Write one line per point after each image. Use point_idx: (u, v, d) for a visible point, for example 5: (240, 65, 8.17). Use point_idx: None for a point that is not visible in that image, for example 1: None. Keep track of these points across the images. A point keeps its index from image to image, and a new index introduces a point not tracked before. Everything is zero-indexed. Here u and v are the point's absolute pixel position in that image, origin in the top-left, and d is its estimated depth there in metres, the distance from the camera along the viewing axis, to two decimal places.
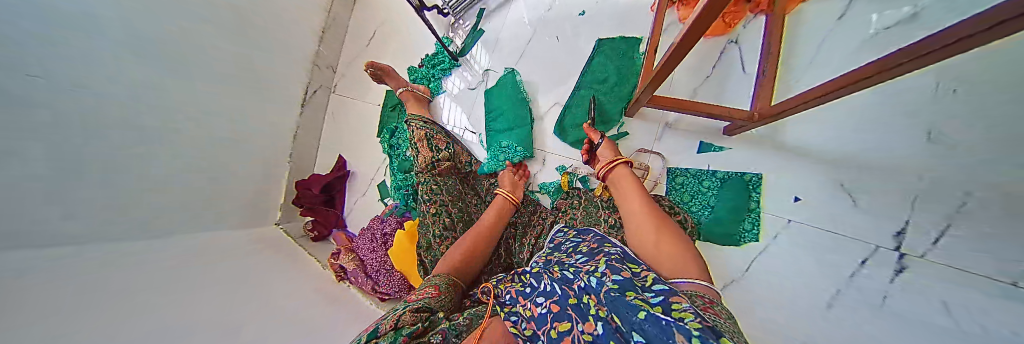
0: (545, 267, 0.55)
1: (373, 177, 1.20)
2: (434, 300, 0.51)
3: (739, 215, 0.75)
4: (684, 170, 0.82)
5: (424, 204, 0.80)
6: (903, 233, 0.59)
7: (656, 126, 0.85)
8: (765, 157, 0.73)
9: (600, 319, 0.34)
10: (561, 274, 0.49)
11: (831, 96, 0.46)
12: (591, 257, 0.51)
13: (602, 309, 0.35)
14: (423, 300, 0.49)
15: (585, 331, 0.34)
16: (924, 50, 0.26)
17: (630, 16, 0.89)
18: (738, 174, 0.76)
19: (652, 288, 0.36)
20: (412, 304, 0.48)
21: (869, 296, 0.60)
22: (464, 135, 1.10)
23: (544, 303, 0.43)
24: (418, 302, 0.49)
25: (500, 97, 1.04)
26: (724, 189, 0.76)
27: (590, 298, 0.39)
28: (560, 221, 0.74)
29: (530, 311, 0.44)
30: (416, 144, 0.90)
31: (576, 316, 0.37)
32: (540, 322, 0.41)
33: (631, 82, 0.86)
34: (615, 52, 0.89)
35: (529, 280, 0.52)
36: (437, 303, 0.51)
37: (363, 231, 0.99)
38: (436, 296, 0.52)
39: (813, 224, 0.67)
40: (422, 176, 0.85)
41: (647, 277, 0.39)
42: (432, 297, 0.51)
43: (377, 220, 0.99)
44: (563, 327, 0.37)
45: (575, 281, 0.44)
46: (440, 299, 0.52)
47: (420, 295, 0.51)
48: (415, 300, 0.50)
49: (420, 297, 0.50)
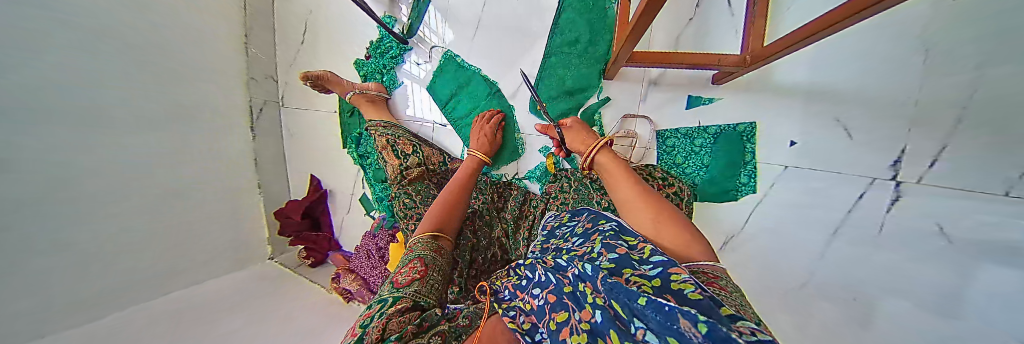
0: (539, 256, 0.54)
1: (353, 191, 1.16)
2: (423, 285, 0.47)
3: (733, 170, 0.72)
4: (674, 131, 0.78)
5: (405, 219, 0.76)
6: (899, 162, 0.47)
7: (639, 87, 0.79)
8: (761, 104, 0.67)
9: (597, 305, 0.31)
10: (556, 261, 0.46)
11: (841, 25, 0.40)
12: (586, 237, 0.48)
13: (598, 293, 0.31)
14: (412, 286, 0.45)
15: (584, 320, 0.31)
16: None
17: None
18: (731, 126, 0.71)
19: (651, 260, 0.34)
20: (398, 293, 0.43)
21: (865, 227, 0.50)
22: (434, 132, 0.99)
23: (541, 295, 0.41)
24: (406, 289, 0.44)
25: (464, 83, 0.94)
26: (718, 145, 0.73)
27: (584, 285, 0.35)
28: (550, 209, 0.69)
29: (528, 304, 0.42)
30: (386, 154, 0.84)
31: (572, 304, 0.34)
32: (540, 314, 0.38)
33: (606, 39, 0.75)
34: (583, 4, 0.76)
35: (525, 272, 0.51)
36: (425, 286, 0.47)
37: (359, 249, 0.99)
38: (424, 275, 0.48)
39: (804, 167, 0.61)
40: (397, 186, 0.80)
41: (644, 249, 0.37)
42: (419, 281, 0.47)
43: (369, 235, 0.99)
44: (560, 318, 0.34)
45: (570, 268, 0.41)
46: (428, 276, 0.49)
47: (405, 279, 0.47)
48: (403, 286, 0.45)
49: (405, 282, 0.46)
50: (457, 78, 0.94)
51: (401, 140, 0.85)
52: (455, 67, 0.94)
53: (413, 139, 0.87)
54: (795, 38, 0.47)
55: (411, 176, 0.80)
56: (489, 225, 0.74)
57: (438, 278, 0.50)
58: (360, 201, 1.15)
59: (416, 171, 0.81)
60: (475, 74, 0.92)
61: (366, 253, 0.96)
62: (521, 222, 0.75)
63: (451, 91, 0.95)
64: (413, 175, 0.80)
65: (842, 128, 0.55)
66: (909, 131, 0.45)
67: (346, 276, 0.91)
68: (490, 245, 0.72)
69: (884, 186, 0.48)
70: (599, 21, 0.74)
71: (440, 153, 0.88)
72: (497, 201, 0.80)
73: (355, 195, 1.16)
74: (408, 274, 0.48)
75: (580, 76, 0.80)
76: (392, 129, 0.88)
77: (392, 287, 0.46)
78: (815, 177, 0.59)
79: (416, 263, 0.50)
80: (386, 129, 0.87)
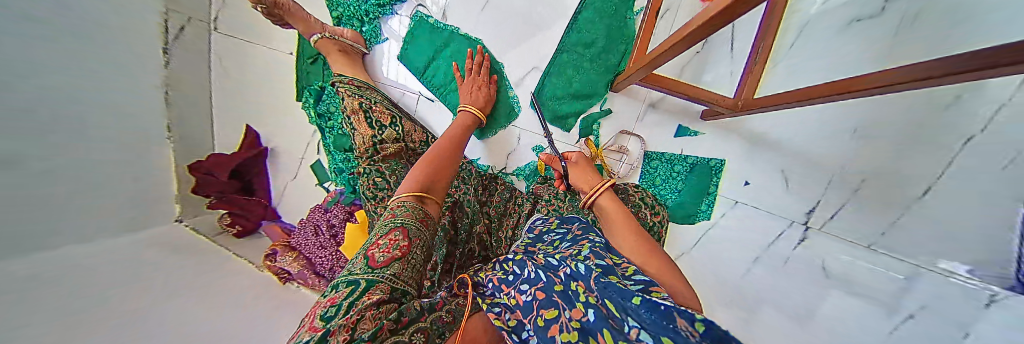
0: (526, 253, 0.52)
1: (303, 156, 0.96)
2: (403, 266, 0.40)
3: (699, 197, 0.81)
4: (660, 154, 0.84)
5: (373, 200, 0.66)
6: (813, 210, 0.66)
7: (640, 106, 0.81)
8: (734, 146, 0.79)
9: (589, 305, 0.33)
10: (547, 260, 0.46)
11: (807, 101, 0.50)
12: (575, 242, 0.50)
13: (591, 293, 0.34)
14: (392, 267, 0.38)
15: (574, 318, 0.32)
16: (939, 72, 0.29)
17: None
18: (706, 159, 0.81)
19: (634, 277, 0.36)
20: (374, 276, 0.35)
21: (774, 255, 0.69)
22: (417, 105, 0.88)
23: (528, 290, 0.40)
24: (384, 272, 0.37)
25: (459, 55, 0.83)
26: (692, 174, 0.82)
27: (577, 285, 0.37)
28: (538, 211, 0.68)
29: (514, 299, 0.40)
30: (356, 121, 0.71)
31: (564, 302, 0.35)
32: (527, 309, 0.37)
33: (620, 50, 0.75)
34: (606, 7, 0.74)
35: (512, 268, 0.47)
36: (406, 269, 0.40)
37: (303, 223, 0.83)
38: (405, 254, 0.41)
39: (749, 202, 0.77)
40: (367, 162, 0.69)
41: (628, 268, 0.40)
42: (400, 262, 0.40)
43: (319, 209, 0.85)
44: (550, 315, 0.34)
45: (562, 267, 0.42)
46: (410, 255, 0.42)
47: (382, 257, 0.39)
48: (380, 268, 0.37)
49: (383, 263, 0.38)
50: (450, 48, 0.83)
51: (377, 107, 0.73)
52: (453, 36, 0.82)
53: (392, 108, 0.75)
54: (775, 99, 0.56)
55: (386, 152, 0.70)
56: (470, 216, 0.69)
57: (420, 257, 0.44)
58: (311, 169, 0.97)
59: (393, 148, 0.71)
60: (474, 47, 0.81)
61: (315, 230, 0.81)
62: (504, 220, 0.72)
63: (443, 63, 0.84)
64: (389, 151, 0.70)
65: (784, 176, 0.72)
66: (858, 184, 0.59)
67: (284, 254, 0.74)
68: (470, 239, 0.67)
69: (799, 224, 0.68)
70: (619, 27, 0.74)
71: (424, 131, 0.78)
72: (480, 194, 0.74)
73: (304, 161, 0.96)
74: (386, 251, 0.40)
75: (587, 81, 0.79)
76: (367, 92, 0.74)
77: (367, 266, 0.37)
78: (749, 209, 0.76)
79: (398, 236, 0.43)
80: (357, 89, 0.73)
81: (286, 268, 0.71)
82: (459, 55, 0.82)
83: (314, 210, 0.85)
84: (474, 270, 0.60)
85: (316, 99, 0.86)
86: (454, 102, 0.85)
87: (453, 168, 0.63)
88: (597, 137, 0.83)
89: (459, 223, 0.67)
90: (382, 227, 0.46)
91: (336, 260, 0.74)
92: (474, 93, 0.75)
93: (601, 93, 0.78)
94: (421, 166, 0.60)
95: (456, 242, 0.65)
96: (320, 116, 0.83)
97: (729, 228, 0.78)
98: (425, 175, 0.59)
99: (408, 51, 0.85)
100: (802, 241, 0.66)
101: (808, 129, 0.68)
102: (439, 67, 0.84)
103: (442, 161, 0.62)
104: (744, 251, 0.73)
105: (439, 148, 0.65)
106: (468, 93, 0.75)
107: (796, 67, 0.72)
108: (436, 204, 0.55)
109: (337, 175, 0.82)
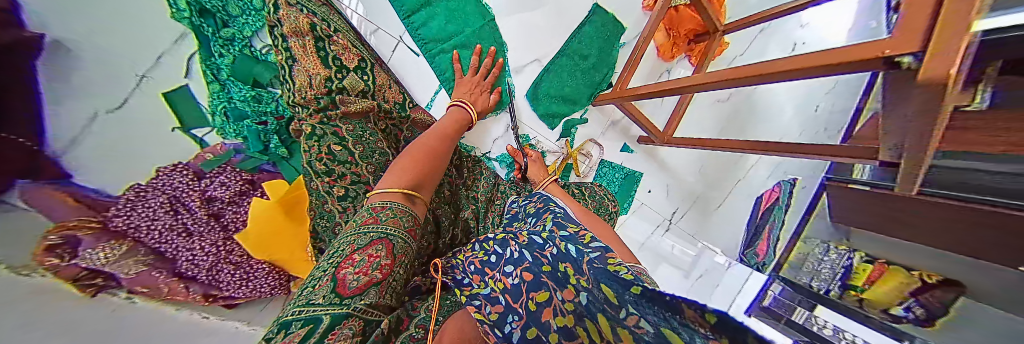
0: (507, 233, 0.53)
1: (146, 73, 0.54)
2: (380, 292, 0.34)
3: (624, 197, 1.13)
4: (609, 163, 1.08)
5: (326, 177, 0.47)
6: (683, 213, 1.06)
7: (605, 121, 1.04)
8: (650, 164, 1.16)
9: (581, 288, 0.31)
10: (530, 239, 0.46)
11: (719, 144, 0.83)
12: (538, 216, 0.55)
13: (584, 277, 0.32)
14: (367, 295, 0.32)
15: (568, 300, 0.30)
16: (801, 149, 0.66)
17: (622, 6, 0.95)
18: (633, 171, 1.12)
19: (591, 245, 0.40)
20: (342, 309, 0.29)
21: (670, 240, 1.23)
22: (393, 53, 0.77)
23: (514, 272, 0.41)
24: (356, 303, 0.31)
25: (464, 18, 0.78)
26: (625, 180, 1.11)
27: (565, 266, 0.37)
28: (513, 195, 0.73)
29: (500, 283, 0.41)
30: (300, 49, 0.51)
31: (555, 284, 0.34)
32: (515, 294, 0.38)
33: (604, 71, 0.96)
34: (601, 34, 0.93)
35: (494, 248, 0.49)
36: (382, 296, 0.34)
37: (137, 192, 0.49)
38: (386, 276, 0.35)
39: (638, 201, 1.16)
40: (319, 119, 0.49)
41: (584, 235, 0.43)
42: (378, 287, 0.34)
43: (196, 175, 0.55)
44: (541, 297, 0.34)
45: (548, 247, 0.43)
46: (392, 276, 0.36)
47: (355, 282, 0.32)
48: (350, 297, 0.31)
49: (355, 291, 0.31)
50: (459, 10, 0.78)
51: (341, 40, 0.56)
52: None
53: (361, 49, 0.60)
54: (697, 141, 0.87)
55: (350, 109, 0.52)
56: (450, 204, 0.64)
57: (402, 275, 0.39)
58: (162, 100, 0.56)
59: (362, 105, 0.54)
60: (485, 22, 0.81)
61: (172, 206, 0.51)
62: (489, 206, 0.72)
63: (441, 18, 0.76)
64: (356, 107, 0.53)
65: (682, 192, 1.23)
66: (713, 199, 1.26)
67: (98, 245, 0.43)
68: (453, 225, 0.63)
69: (688, 225, 1.25)
70: (607, 51, 0.95)
71: (399, 90, 0.65)
72: (465, 177, 0.71)
73: (148, 84, 0.54)
74: (361, 273, 0.33)
75: (575, 89, 0.95)
76: (324, 9, 0.57)
77: (332, 293, 0.30)
78: (642, 204, 1.18)
79: (379, 251, 0.36)
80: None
81: (115, 272, 0.43)
82: (466, 18, 0.78)
83: (168, 170, 0.53)
84: (455, 251, 0.56)
85: None
86: (444, 69, 0.79)
87: (445, 159, 0.56)
88: (571, 139, 0.99)
89: (443, 208, 0.62)
90: (360, 233, 0.37)
91: (224, 253, 0.53)
92: (475, 94, 0.73)
93: (583, 101, 0.97)
94: (408, 158, 0.51)
95: (441, 226, 0.59)
96: (203, 12, 0.56)
97: (637, 216, 1.18)
98: (418, 167, 0.50)
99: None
100: (691, 233, 1.25)
101: (700, 162, 1.24)
102: (434, 17, 0.76)
103: (438, 154, 0.54)
104: (638, 234, 1.18)
105: (433, 137, 0.57)
106: (467, 92, 0.72)
107: (699, 106, 1.19)
108: (425, 205, 0.49)
109: (227, 122, 0.62)
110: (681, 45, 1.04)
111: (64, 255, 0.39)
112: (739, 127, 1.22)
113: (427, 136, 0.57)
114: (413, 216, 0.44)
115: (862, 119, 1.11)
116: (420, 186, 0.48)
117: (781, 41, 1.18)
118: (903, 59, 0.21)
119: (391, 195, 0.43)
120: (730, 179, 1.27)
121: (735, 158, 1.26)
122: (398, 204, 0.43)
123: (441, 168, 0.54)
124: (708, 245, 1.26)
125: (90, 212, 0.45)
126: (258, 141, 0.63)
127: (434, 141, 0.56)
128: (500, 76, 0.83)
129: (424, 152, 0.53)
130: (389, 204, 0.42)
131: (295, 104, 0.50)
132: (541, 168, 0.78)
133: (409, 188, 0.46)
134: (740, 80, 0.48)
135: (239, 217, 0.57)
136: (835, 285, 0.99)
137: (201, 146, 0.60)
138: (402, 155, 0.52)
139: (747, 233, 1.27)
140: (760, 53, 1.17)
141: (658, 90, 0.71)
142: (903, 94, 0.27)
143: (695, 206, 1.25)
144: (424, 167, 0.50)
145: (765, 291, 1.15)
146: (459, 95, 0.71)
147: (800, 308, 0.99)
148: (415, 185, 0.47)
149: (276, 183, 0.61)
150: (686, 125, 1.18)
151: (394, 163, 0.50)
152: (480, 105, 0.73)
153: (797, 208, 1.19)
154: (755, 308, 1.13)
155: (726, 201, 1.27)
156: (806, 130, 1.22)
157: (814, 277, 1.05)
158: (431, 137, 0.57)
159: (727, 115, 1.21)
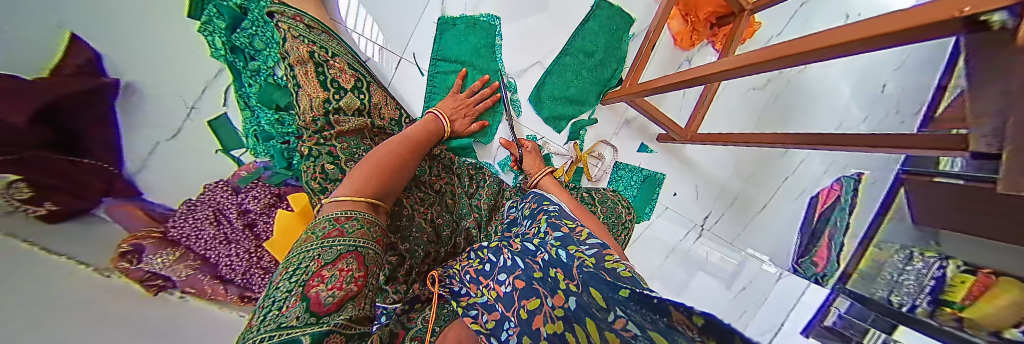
0: (501, 241, 0.53)
1: (194, 105, 0.66)
2: (357, 305, 0.33)
3: (645, 204, 1.05)
4: (625, 165, 1.02)
5: (321, 195, 0.52)
6: None
7: (617, 121, 0.99)
8: (674, 161, 1.06)
9: (572, 292, 0.32)
10: (523, 246, 0.47)
11: (756, 140, 0.74)
12: (532, 217, 0.57)
13: (573, 281, 0.33)
14: (345, 310, 0.31)
15: (557, 306, 0.31)
16: (860, 143, 0.56)
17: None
18: (653, 172, 1.04)
19: (587, 242, 0.42)
20: (320, 327, 0.27)
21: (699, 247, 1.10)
22: (393, 75, 0.82)
23: (507, 280, 0.41)
24: (335, 319, 0.29)
25: (476, 59, 0.82)
26: (644, 184, 1.04)
27: (557, 271, 0.37)
28: (506, 200, 0.74)
29: (494, 291, 0.41)
30: (303, 76, 0.57)
31: (544, 290, 0.35)
32: (508, 302, 0.37)
33: (613, 66, 0.91)
34: (606, 28, 0.89)
35: (488, 256, 0.49)
36: (360, 309, 0.33)
37: (190, 205, 0.62)
38: (361, 289, 0.34)
39: (660, 205, 1.07)
40: (315, 140, 0.55)
41: (580, 232, 0.46)
42: (354, 301, 0.33)
43: (232, 191, 0.66)
44: (531, 305, 0.34)
45: (540, 253, 0.43)
46: (365, 287, 0.35)
47: (330, 298, 0.30)
48: (328, 315, 0.29)
49: (332, 307, 0.29)
50: (479, 57, 0.82)
51: (337, 64, 0.61)
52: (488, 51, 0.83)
53: (359, 71, 0.64)
54: (726, 137, 0.80)
55: (343, 128, 0.58)
56: (450, 213, 0.66)
57: (374, 283, 0.38)
58: (207, 127, 0.67)
59: (354, 124, 0.60)
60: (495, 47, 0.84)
61: (216, 218, 0.62)
62: (492, 214, 0.72)
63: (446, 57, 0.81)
64: (349, 126, 0.59)
65: (715, 194, 1.11)
66: (757, 212, 1.10)
67: (159, 250, 0.55)
68: (454, 234, 0.63)
69: (723, 235, 1.12)
70: (614, 46, 0.90)
71: (395, 106, 0.70)
72: (465, 185, 0.73)
73: (195, 112, 0.66)
74: (335, 289, 0.31)
75: (581, 91, 0.91)
76: (322, 37, 0.61)
77: (307, 313, 0.27)
78: (666, 209, 1.08)
79: (350, 265, 0.34)
80: (306, 32, 0.59)
81: (169, 275, 0.54)
82: (473, 67, 0.81)
83: (212, 187, 0.65)
84: (454, 260, 0.55)
85: (228, 22, 0.61)
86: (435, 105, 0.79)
87: (410, 165, 0.56)
88: (581, 142, 0.96)
89: (442, 218, 0.63)
90: (324, 246, 0.35)
91: (255, 258, 0.62)
92: (457, 114, 0.74)
93: (591, 102, 0.93)
94: (368, 165, 0.50)
95: (439, 236, 0.60)
96: (234, 48, 0.63)
97: (660, 216, 1.07)
98: (380, 171, 0.50)
99: (445, 33, 0.81)
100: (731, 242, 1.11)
101: (733, 159, 1.10)
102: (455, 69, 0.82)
103: (404, 162, 0.55)
104: (666, 237, 1.08)
105: (397, 144, 0.57)
106: (450, 108, 0.73)
107: (728, 96, 1.07)
108: (386, 211, 0.49)
109: (258, 143, 0.69)
110: (701, 31, 0.95)
111: (132, 260, 0.52)
112: (773, 120, 1.06)
113: (392, 141, 0.57)
114: (379, 225, 0.44)
115: (947, 98, 0.88)
116: (384, 194, 0.48)
117: (828, 15, 1.02)
118: (992, 16, 0.15)
119: (353, 204, 0.43)
120: (775, 179, 1.10)
121: (780, 156, 1.09)
122: (364, 213, 0.42)
123: (409, 173, 0.56)
124: (752, 253, 1.11)
125: (155, 223, 0.59)
126: (283, 158, 0.70)
127: (399, 146, 0.57)
128: (495, 107, 0.85)
129: (388, 155, 0.53)
130: (346, 212, 0.41)
131: (301, 126, 0.57)
132: (534, 159, 0.78)
133: (373, 197, 0.46)
134: (764, 63, 0.43)
135: (267, 227, 0.66)
136: (923, 300, 0.82)
137: (238, 165, 0.71)
138: (363, 162, 0.52)
139: (800, 237, 1.07)
140: (802, 31, 1.02)
141: (679, 80, 0.63)
142: (993, 66, 0.20)
143: (733, 215, 1.11)
144: (387, 173, 0.50)
145: (828, 308, 1.01)
146: (441, 107, 0.72)
147: (874, 329, 0.89)
148: (379, 195, 0.47)
149: (296, 197, 0.68)
150: (717, 117, 1.06)
151: (351, 172, 0.50)
152: (458, 126, 0.74)
153: (865, 208, 0.99)
154: (816, 327, 1.02)
155: (771, 203, 1.10)
156: (870, 115, 1.04)
157: (893, 290, 0.89)
158: (394, 143, 0.57)
159: (760, 107, 1.07)
